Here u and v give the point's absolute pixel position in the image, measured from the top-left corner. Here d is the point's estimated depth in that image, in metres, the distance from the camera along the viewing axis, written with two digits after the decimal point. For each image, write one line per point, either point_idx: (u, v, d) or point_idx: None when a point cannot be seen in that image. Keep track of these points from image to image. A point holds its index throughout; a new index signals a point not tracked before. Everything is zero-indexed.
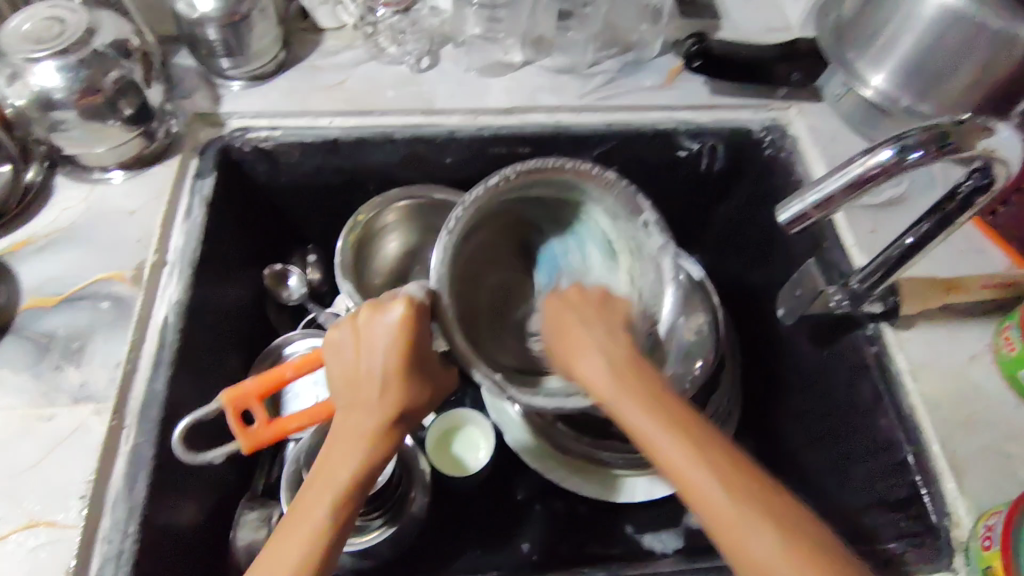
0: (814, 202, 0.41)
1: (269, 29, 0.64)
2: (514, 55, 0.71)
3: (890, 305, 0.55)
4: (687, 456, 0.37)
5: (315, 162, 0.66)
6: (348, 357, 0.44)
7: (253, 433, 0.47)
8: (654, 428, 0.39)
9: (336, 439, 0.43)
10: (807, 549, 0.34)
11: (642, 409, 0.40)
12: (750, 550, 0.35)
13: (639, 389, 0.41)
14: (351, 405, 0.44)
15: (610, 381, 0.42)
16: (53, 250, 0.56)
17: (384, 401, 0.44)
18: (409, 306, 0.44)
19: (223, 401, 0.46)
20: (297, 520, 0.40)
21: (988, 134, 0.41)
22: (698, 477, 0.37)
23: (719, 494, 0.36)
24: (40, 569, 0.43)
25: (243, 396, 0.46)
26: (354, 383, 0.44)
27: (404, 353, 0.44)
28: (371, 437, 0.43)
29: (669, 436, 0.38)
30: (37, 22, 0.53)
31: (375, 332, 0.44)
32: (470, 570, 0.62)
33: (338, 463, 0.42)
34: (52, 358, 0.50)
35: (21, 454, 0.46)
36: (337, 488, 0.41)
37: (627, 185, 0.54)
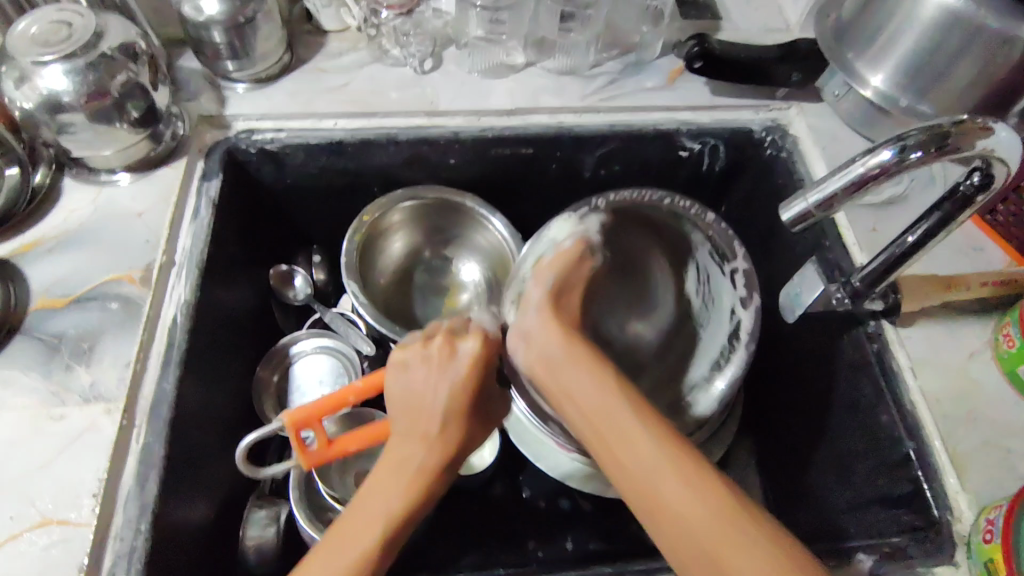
0: (816, 202, 0.42)
1: (274, 31, 0.65)
2: (516, 57, 0.71)
3: (890, 303, 0.55)
4: (692, 486, 0.37)
5: (320, 163, 0.67)
6: (412, 383, 0.45)
7: (314, 453, 0.52)
8: (669, 479, 0.37)
9: (387, 465, 0.43)
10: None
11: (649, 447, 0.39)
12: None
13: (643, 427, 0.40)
14: (410, 434, 0.44)
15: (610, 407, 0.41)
16: (62, 252, 0.56)
17: (444, 435, 0.44)
18: (482, 344, 0.47)
19: (286, 423, 0.50)
20: (346, 542, 0.40)
21: (988, 134, 0.41)
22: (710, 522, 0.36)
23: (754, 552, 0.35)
24: (53, 566, 0.43)
25: (305, 419, 0.50)
26: (414, 412, 0.45)
27: (467, 392, 0.45)
28: (425, 464, 0.43)
29: (667, 470, 0.38)
30: (46, 26, 0.53)
31: (448, 366, 0.46)
32: (476, 567, 0.62)
33: (390, 493, 0.42)
34: (63, 359, 0.51)
35: (33, 453, 0.47)
36: (388, 512, 0.41)
37: (727, 229, 0.60)
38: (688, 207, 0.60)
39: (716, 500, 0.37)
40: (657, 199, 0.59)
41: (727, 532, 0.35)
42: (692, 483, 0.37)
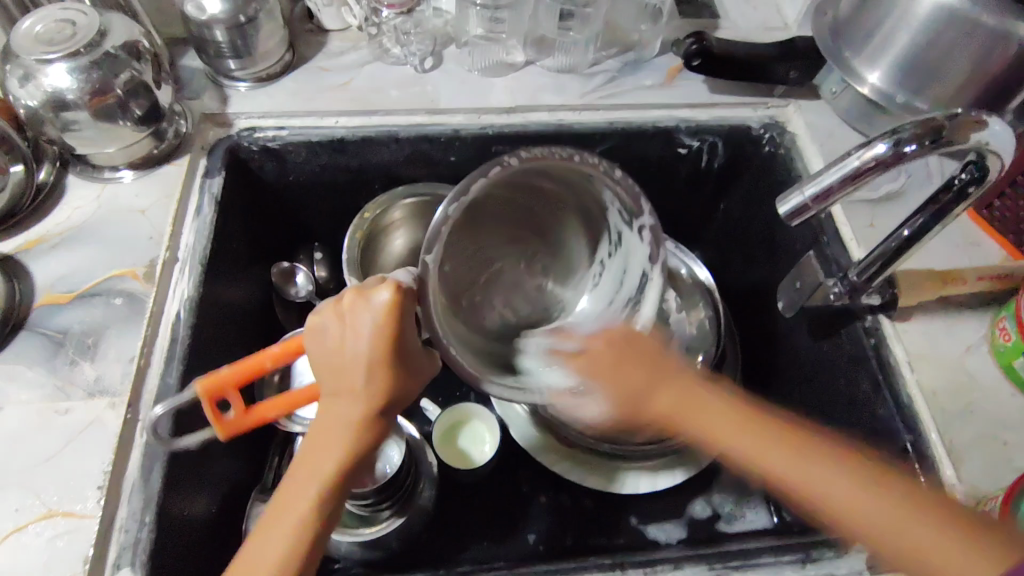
0: (812, 195, 0.42)
1: (276, 30, 0.65)
2: (516, 56, 0.72)
3: (886, 298, 0.56)
4: (851, 498, 0.43)
5: (322, 161, 0.67)
6: (328, 338, 0.43)
7: (230, 422, 0.47)
8: (855, 491, 0.43)
9: (321, 424, 0.43)
10: (963, 536, 0.40)
11: (791, 463, 0.45)
12: (914, 540, 0.41)
13: (812, 443, 0.46)
14: (337, 392, 0.43)
15: (695, 412, 0.49)
16: (65, 248, 0.57)
17: (368, 391, 0.43)
18: (395, 291, 0.42)
19: (197, 389, 0.45)
20: (286, 505, 0.42)
21: (983, 127, 0.42)
22: (888, 514, 0.42)
23: (922, 529, 0.41)
24: (59, 557, 0.44)
25: (219, 384, 0.45)
26: (339, 369, 0.43)
27: (387, 341, 0.43)
28: (353, 423, 0.43)
29: (827, 473, 0.44)
30: (50, 24, 0.54)
31: (358, 316, 0.42)
32: (477, 562, 0.63)
33: (324, 454, 0.42)
34: (68, 353, 0.52)
35: (39, 447, 0.48)
36: (321, 476, 0.42)
37: (636, 187, 0.51)
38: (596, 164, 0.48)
39: (879, 488, 0.43)
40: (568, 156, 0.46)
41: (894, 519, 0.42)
42: (845, 485, 0.44)
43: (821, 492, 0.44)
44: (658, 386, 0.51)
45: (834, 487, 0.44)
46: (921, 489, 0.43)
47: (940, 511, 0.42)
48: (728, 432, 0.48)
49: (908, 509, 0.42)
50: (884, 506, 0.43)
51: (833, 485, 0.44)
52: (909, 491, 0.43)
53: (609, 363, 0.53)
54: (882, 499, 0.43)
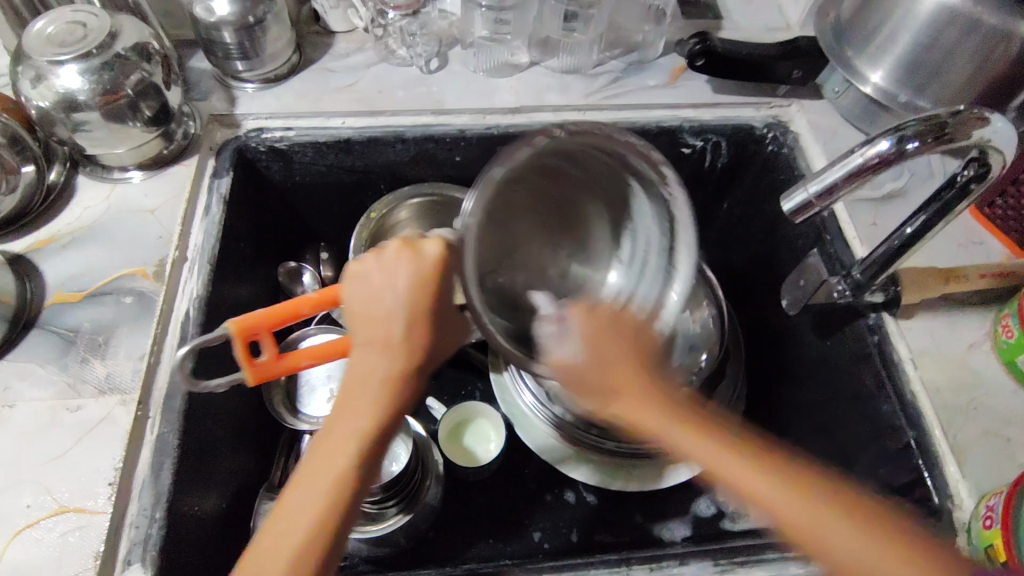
0: (817, 192, 0.43)
1: (283, 32, 0.66)
2: (521, 56, 0.73)
3: (890, 296, 0.56)
4: (746, 480, 0.37)
5: (329, 161, 0.68)
6: (370, 287, 0.43)
7: (260, 366, 0.46)
8: (741, 469, 0.37)
9: (353, 378, 0.42)
10: (893, 545, 0.35)
11: (667, 419, 0.39)
12: (846, 557, 0.35)
13: (645, 394, 0.41)
14: (371, 342, 0.42)
15: (616, 374, 0.42)
16: (76, 247, 0.58)
17: (406, 342, 0.42)
18: (444, 246, 0.42)
19: (230, 329, 0.44)
20: (322, 461, 0.40)
21: (985, 125, 0.42)
22: (796, 502, 0.36)
23: (842, 526, 0.36)
24: (71, 552, 0.45)
25: (254, 325, 0.45)
26: (376, 318, 0.43)
27: (431, 293, 0.43)
28: (389, 373, 0.42)
29: (686, 431, 0.39)
30: (62, 26, 0.55)
31: (400, 265, 0.42)
32: (483, 559, 0.63)
33: (359, 410, 0.41)
34: (79, 351, 0.52)
35: (51, 444, 0.48)
36: (358, 431, 0.40)
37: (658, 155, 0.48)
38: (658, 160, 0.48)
39: (818, 504, 0.36)
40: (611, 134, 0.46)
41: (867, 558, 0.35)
42: (723, 461, 0.38)
43: (710, 457, 0.38)
44: (609, 356, 0.43)
45: (732, 471, 0.37)
46: (902, 527, 0.36)
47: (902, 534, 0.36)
48: (635, 400, 0.40)
49: (820, 505, 0.36)
50: (817, 506, 0.36)
51: (690, 443, 0.38)
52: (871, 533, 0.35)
53: (618, 359, 0.43)
54: (838, 527, 0.36)
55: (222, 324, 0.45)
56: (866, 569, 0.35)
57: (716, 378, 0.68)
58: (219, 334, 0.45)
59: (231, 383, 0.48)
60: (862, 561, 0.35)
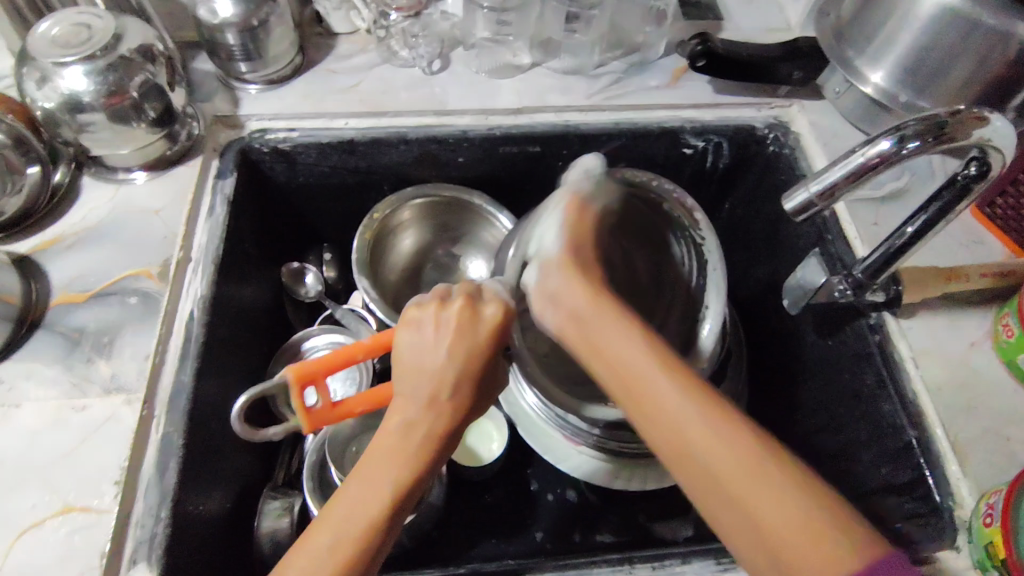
0: (818, 192, 0.43)
1: (286, 34, 0.66)
2: (523, 57, 0.73)
3: (891, 296, 0.56)
4: (653, 389, 0.38)
5: (333, 162, 0.68)
6: (425, 342, 0.44)
7: (316, 413, 0.49)
8: (658, 383, 0.38)
9: (391, 427, 0.42)
10: (799, 488, 0.33)
11: (618, 334, 0.41)
12: (756, 506, 0.33)
13: (620, 316, 0.42)
14: (414, 395, 0.43)
15: (601, 310, 0.42)
16: (81, 248, 0.58)
17: (451, 400, 0.43)
18: (503, 309, 0.45)
19: (288, 377, 0.47)
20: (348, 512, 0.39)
21: (984, 124, 0.43)
22: (702, 423, 0.36)
23: (731, 453, 0.35)
24: (77, 551, 0.45)
25: (310, 373, 0.48)
26: (422, 373, 0.43)
27: (482, 352, 0.44)
28: (428, 428, 0.42)
29: (629, 343, 0.40)
30: (66, 28, 0.55)
31: (460, 328, 0.44)
32: (487, 558, 0.63)
33: (394, 463, 0.41)
34: (85, 351, 0.53)
35: (57, 443, 0.48)
36: (391, 483, 0.40)
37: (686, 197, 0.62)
38: (673, 191, 0.62)
39: (727, 432, 0.35)
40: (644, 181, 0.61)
41: (752, 479, 0.34)
42: (668, 377, 0.38)
43: (637, 376, 0.39)
44: (568, 284, 0.45)
45: (659, 393, 0.38)
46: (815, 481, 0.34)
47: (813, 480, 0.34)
48: (597, 334, 0.42)
49: (733, 438, 0.35)
50: (733, 445, 0.35)
51: (630, 346, 0.40)
52: (784, 470, 0.34)
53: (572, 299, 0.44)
54: (769, 484, 0.33)
55: (280, 371, 0.48)
56: (760, 512, 0.33)
57: (718, 379, 0.68)
58: (278, 381, 0.48)
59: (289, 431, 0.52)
60: (765, 512, 0.33)
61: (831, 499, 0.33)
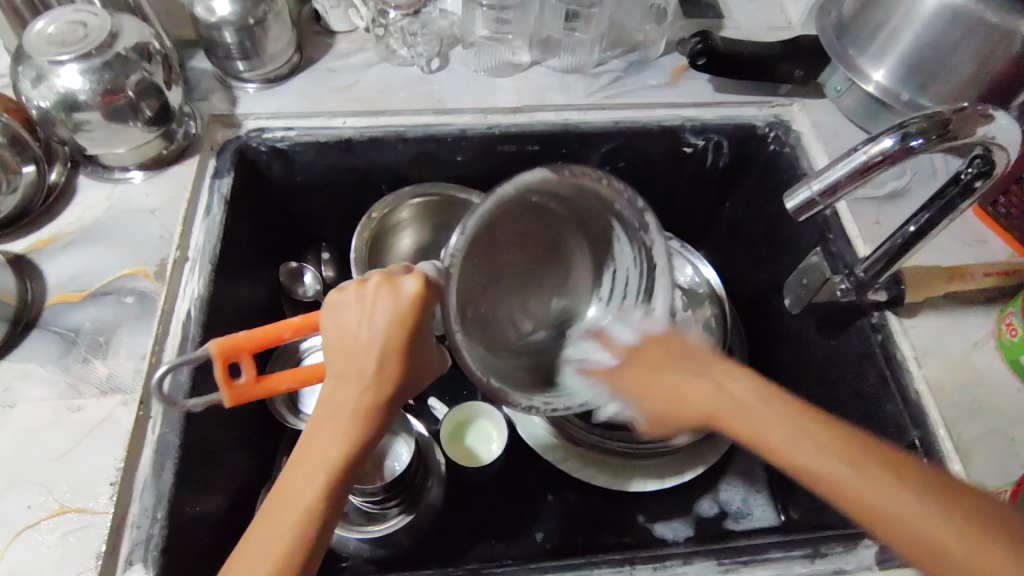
0: (820, 189, 0.42)
1: (284, 33, 0.66)
2: (522, 56, 0.72)
3: (894, 294, 0.56)
4: (825, 467, 0.39)
5: (331, 161, 0.68)
6: (346, 322, 0.43)
7: (240, 388, 0.46)
8: (826, 460, 0.39)
9: (325, 409, 0.42)
10: (974, 527, 0.36)
11: (778, 407, 0.43)
12: (944, 553, 0.36)
13: (790, 403, 0.43)
14: (343, 375, 0.42)
15: (731, 398, 0.45)
16: (77, 247, 0.57)
17: (379, 377, 0.42)
18: (423, 282, 0.43)
19: (212, 351, 0.44)
20: (287, 496, 0.39)
21: (989, 121, 0.42)
22: (869, 480, 0.38)
23: (906, 501, 0.37)
24: (72, 553, 0.44)
25: (235, 348, 0.44)
26: (351, 354, 0.43)
27: (407, 327, 0.43)
28: (361, 408, 0.42)
29: (801, 438, 0.41)
30: (63, 25, 0.55)
31: (379, 304, 0.43)
32: (486, 560, 0.63)
33: (329, 437, 0.41)
34: (80, 351, 0.52)
35: (52, 444, 0.48)
36: (325, 466, 0.40)
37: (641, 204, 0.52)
38: (623, 192, 0.51)
39: (876, 471, 0.38)
40: (598, 178, 0.49)
41: (945, 526, 0.36)
42: (820, 440, 0.40)
43: (810, 468, 0.40)
44: (685, 385, 0.48)
45: (803, 455, 0.40)
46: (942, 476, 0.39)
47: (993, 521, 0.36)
48: (728, 409, 0.45)
49: (876, 471, 0.38)
50: (910, 496, 0.37)
51: (801, 448, 0.41)
52: (954, 486, 0.38)
53: (656, 357, 0.52)
54: (888, 489, 0.38)
55: (204, 344, 0.44)
56: (955, 561, 0.36)
57: None
58: (199, 354, 0.44)
59: (210, 403, 0.48)
60: (960, 555, 0.36)
61: (978, 496, 0.38)
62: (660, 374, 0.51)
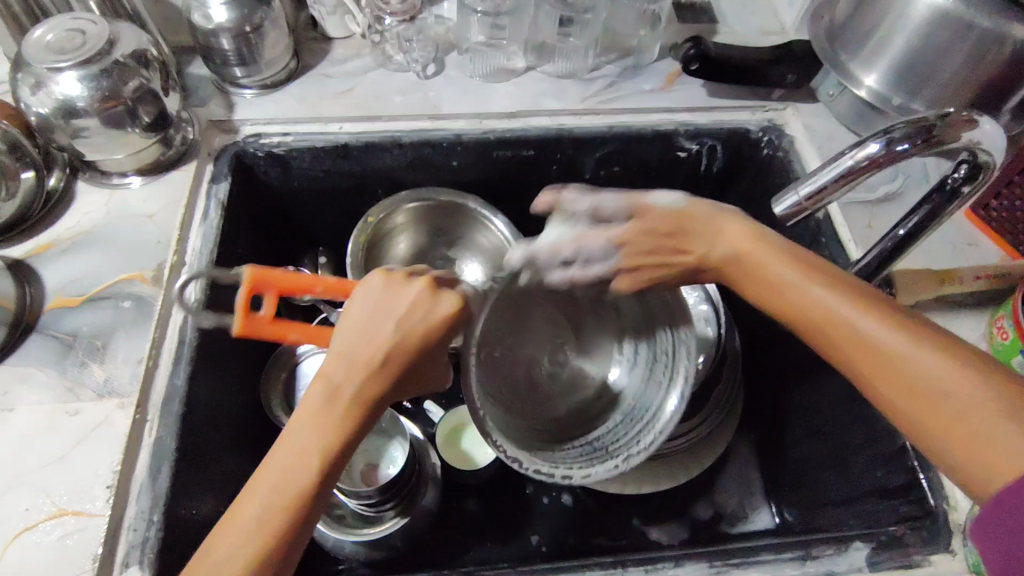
0: (807, 194, 0.43)
1: (281, 39, 0.66)
2: (517, 62, 0.73)
3: (884, 299, 0.57)
4: (872, 338, 0.39)
5: (327, 166, 0.68)
6: (375, 313, 0.42)
7: (253, 324, 0.45)
8: (880, 331, 0.38)
9: (324, 395, 0.40)
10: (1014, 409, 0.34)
11: (815, 282, 0.42)
12: (997, 441, 0.34)
13: (829, 271, 0.42)
14: (352, 363, 0.41)
15: (767, 254, 0.44)
16: (75, 252, 0.58)
17: (389, 377, 0.41)
18: (459, 302, 0.44)
19: (245, 275, 0.44)
20: (276, 479, 0.38)
21: (974, 127, 0.43)
22: (923, 358, 0.37)
23: (953, 381, 0.36)
24: (69, 555, 0.45)
25: (266, 280, 0.44)
26: (369, 345, 0.41)
27: (430, 336, 0.42)
28: (364, 403, 0.40)
29: (845, 301, 0.40)
30: (61, 33, 0.55)
31: (417, 305, 0.42)
32: (481, 562, 0.63)
33: (323, 431, 0.39)
34: (77, 355, 0.53)
35: (50, 447, 0.49)
36: (320, 456, 0.38)
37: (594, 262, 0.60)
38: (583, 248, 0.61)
39: (929, 347, 0.37)
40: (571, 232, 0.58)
41: (986, 412, 0.35)
42: (866, 313, 0.39)
43: (855, 325, 0.39)
44: (717, 237, 0.46)
45: (859, 324, 0.39)
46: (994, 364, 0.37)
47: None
48: (780, 278, 0.43)
49: (932, 352, 0.37)
50: (964, 380, 0.36)
51: (856, 321, 0.39)
52: (990, 371, 0.36)
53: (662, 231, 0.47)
54: (931, 358, 0.37)
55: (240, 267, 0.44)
56: (1000, 447, 0.34)
57: (712, 382, 0.67)
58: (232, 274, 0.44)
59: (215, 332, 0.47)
60: (1002, 442, 0.34)
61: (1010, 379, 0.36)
62: (701, 233, 0.47)
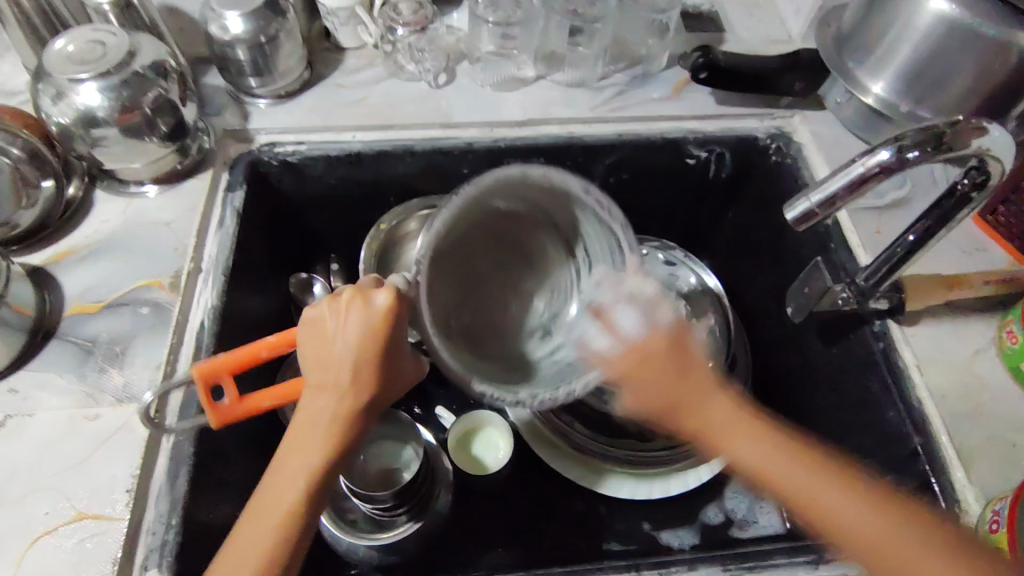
0: (819, 201, 0.43)
1: (296, 50, 0.68)
2: (527, 71, 0.74)
3: (895, 303, 0.57)
4: (816, 488, 0.43)
5: (340, 175, 0.69)
6: (320, 335, 0.44)
7: (224, 410, 0.47)
8: (817, 482, 0.43)
9: (303, 417, 0.44)
10: (949, 547, 0.41)
11: (750, 437, 0.45)
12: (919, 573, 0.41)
13: (749, 418, 0.46)
14: (317, 386, 0.44)
15: (693, 392, 0.47)
16: (93, 260, 0.59)
17: (352, 387, 0.44)
18: (392, 295, 0.44)
19: (194, 376, 0.46)
20: (271, 499, 0.42)
21: (982, 133, 0.43)
22: (858, 508, 0.42)
23: (876, 520, 0.42)
24: (90, 558, 0.45)
25: (215, 373, 0.46)
26: (322, 366, 0.44)
27: (376, 342, 0.44)
28: (334, 417, 0.44)
29: (791, 457, 0.44)
30: (82, 45, 0.56)
31: (351, 316, 0.44)
32: (493, 567, 0.63)
33: (307, 452, 0.43)
34: (97, 361, 0.53)
35: (70, 451, 0.49)
36: (304, 472, 0.43)
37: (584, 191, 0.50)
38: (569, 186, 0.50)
39: (865, 497, 0.43)
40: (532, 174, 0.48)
41: (917, 552, 0.41)
42: (810, 468, 0.44)
43: (798, 482, 0.44)
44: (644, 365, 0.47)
45: (802, 478, 0.44)
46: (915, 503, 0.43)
47: (951, 531, 0.42)
48: (705, 415, 0.46)
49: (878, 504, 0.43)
50: (884, 519, 0.42)
51: (802, 475, 0.44)
52: (913, 507, 0.43)
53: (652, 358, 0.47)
54: (864, 508, 0.42)
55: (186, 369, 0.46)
56: None
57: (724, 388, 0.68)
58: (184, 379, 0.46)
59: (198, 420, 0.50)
60: None
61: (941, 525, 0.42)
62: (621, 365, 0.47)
